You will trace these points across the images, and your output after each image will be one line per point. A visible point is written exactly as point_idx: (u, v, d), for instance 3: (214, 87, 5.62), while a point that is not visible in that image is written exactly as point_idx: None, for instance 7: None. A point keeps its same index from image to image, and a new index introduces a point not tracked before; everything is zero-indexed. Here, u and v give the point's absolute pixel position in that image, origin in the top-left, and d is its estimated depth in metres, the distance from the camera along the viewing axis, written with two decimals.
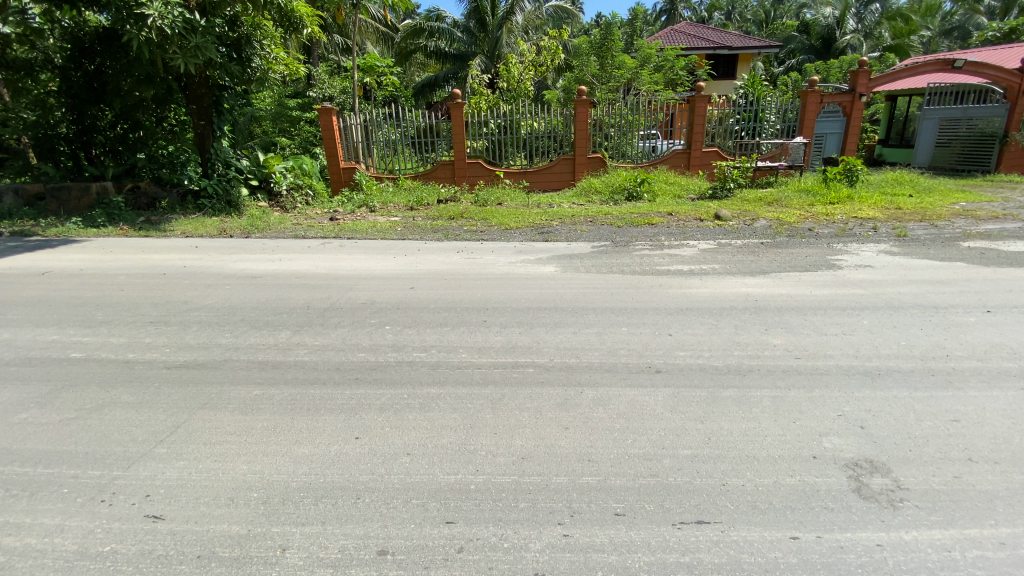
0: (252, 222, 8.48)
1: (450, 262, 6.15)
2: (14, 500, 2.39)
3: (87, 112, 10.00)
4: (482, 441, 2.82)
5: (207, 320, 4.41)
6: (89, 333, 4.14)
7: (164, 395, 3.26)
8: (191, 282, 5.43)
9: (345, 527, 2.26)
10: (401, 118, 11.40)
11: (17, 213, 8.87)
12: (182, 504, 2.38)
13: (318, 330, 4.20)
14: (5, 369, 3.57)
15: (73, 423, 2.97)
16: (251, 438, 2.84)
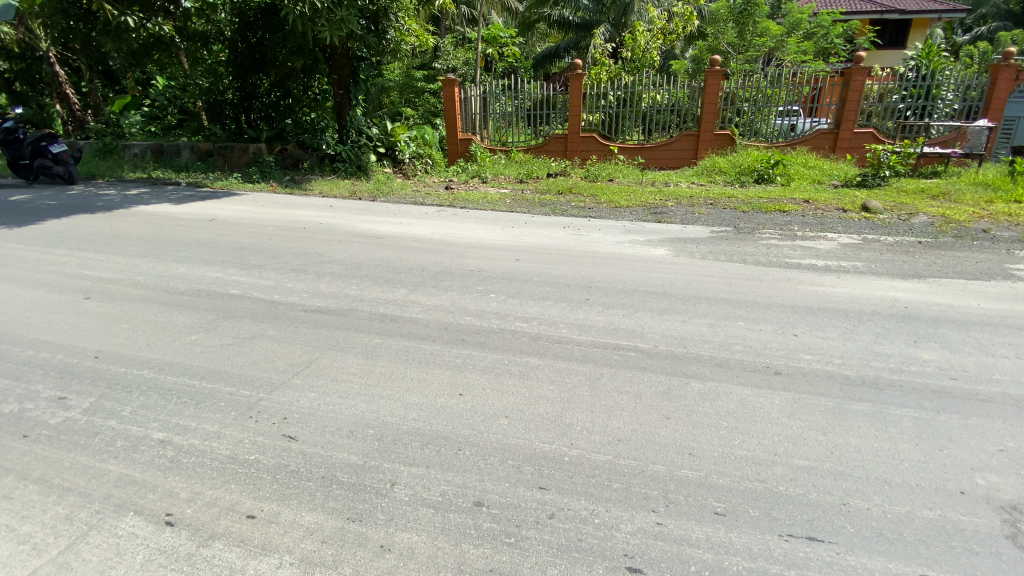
0: (378, 186, 9.16)
1: (556, 238, 6.13)
2: (186, 406, 2.89)
3: (249, 80, 11.34)
4: (579, 416, 2.82)
5: (337, 272, 4.88)
6: (244, 274, 4.80)
7: (299, 334, 3.70)
8: (325, 237, 6.03)
9: (446, 475, 2.41)
10: (519, 90, 11.42)
11: (193, 167, 10.45)
12: (312, 429, 2.71)
13: (431, 291, 4.46)
14: (183, 298, 4.28)
15: (229, 348, 3.49)
16: (369, 381, 3.13)
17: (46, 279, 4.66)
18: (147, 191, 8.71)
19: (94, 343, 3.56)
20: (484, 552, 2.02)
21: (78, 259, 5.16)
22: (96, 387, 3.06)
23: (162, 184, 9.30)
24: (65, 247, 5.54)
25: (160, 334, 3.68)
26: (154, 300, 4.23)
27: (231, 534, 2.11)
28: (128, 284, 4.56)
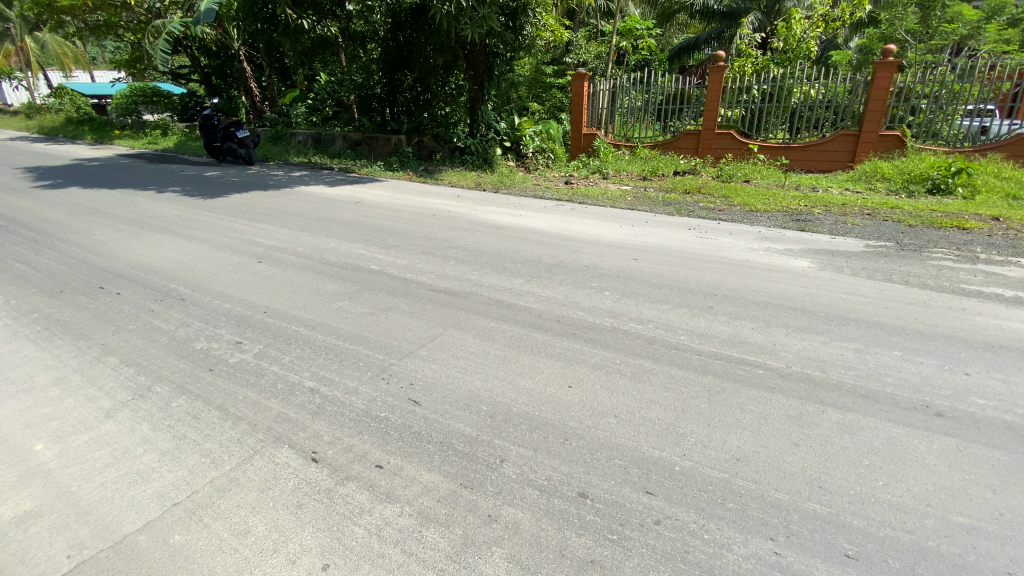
0: (502, 179, 9.51)
1: (679, 239, 5.88)
2: (331, 361, 3.31)
3: (395, 76, 12.37)
4: (694, 428, 2.70)
5: (462, 258, 5.17)
6: (381, 252, 5.31)
7: (426, 310, 4.02)
8: (452, 224, 6.43)
9: (554, 461, 2.47)
10: (651, 84, 11.04)
11: (344, 154, 11.76)
12: (433, 397, 2.94)
13: (546, 283, 4.55)
14: (332, 269, 4.86)
15: (367, 317, 3.91)
16: (486, 361, 3.31)
17: (230, 243, 5.58)
18: (307, 174, 10.00)
19: (264, 299, 4.20)
20: (586, 543, 2.05)
21: (253, 228, 6.10)
22: (264, 337, 3.62)
23: (319, 169, 10.60)
24: (244, 218, 6.57)
25: (313, 298, 4.23)
26: (310, 269, 4.87)
27: (362, 478, 2.39)
28: (290, 253, 5.29)
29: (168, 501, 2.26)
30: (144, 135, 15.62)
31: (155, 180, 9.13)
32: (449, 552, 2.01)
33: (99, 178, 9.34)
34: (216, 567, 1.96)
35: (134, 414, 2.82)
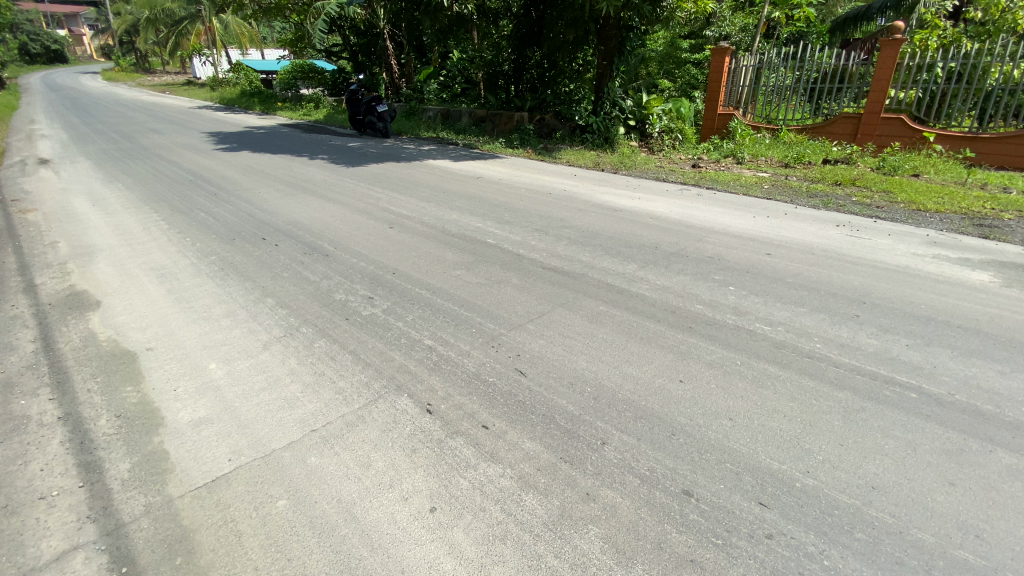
0: (623, 159, 9.20)
1: (822, 236, 5.26)
2: (447, 325, 3.52)
3: (524, 52, 12.43)
4: (821, 444, 2.45)
5: (575, 239, 5.14)
6: (498, 227, 5.47)
7: (537, 287, 4.08)
8: (568, 204, 6.40)
9: (658, 453, 2.41)
10: (804, 60, 9.83)
11: (469, 130, 12.20)
12: (539, 371, 3.00)
13: (663, 271, 4.36)
14: (452, 239, 5.13)
15: (481, 287, 4.08)
16: (593, 343, 3.29)
17: (365, 208, 6.13)
18: (434, 148, 10.56)
19: (392, 262, 4.57)
20: (687, 541, 1.98)
21: (385, 196, 6.64)
22: (391, 295, 3.95)
23: (445, 144, 11.14)
24: (378, 186, 7.16)
25: (433, 264, 4.51)
26: (433, 237, 5.19)
27: (469, 435, 2.53)
28: (416, 221, 5.68)
29: (307, 427, 2.60)
30: (300, 107, 17.58)
31: (308, 148, 10.28)
32: (546, 520, 2.07)
33: (264, 144, 10.74)
34: (342, 491, 2.23)
35: (284, 349, 3.27)
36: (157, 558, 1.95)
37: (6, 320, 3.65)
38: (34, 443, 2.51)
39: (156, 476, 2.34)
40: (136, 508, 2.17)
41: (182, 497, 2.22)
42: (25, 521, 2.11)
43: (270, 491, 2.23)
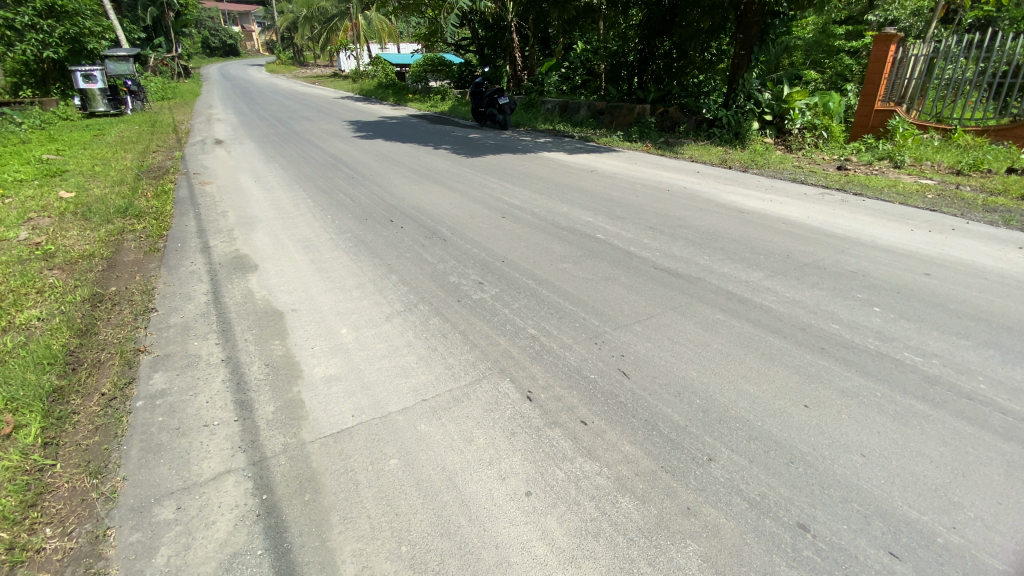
0: (754, 157, 8.50)
1: (1000, 258, 4.42)
2: (553, 316, 3.55)
3: (653, 42, 11.96)
4: (977, 501, 2.09)
5: (692, 240, 4.88)
6: (610, 222, 5.38)
7: (647, 287, 3.95)
8: (688, 202, 6.09)
9: (771, 479, 2.23)
10: (988, 48, 8.20)
11: (587, 123, 12.08)
12: (645, 374, 2.92)
13: (792, 283, 3.97)
14: (563, 232, 5.14)
15: (589, 282, 4.04)
16: (704, 353, 3.11)
17: (482, 197, 6.37)
18: (550, 140, 10.63)
19: (503, 250, 4.70)
20: None
21: (501, 186, 6.84)
22: (500, 282, 4.08)
23: (561, 136, 11.16)
24: (495, 176, 7.39)
25: (543, 256, 4.56)
26: (544, 229, 5.24)
27: (567, 428, 2.55)
28: (529, 212, 5.78)
29: (419, 396, 2.80)
30: (428, 99, 18.69)
31: (433, 137, 10.93)
32: (641, 526, 2.02)
33: (395, 132, 11.61)
34: (446, 460, 2.37)
35: (402, 323, 3.54)
36: (290, 491, 2.25)
37: (188, 274, 4.39)
38: (203, 379, 3.01)
39: (294, 420, 2.68)
40: (276, 445, 2.51)
41: (312, 442, 2.52)
42: (194, 441, 2.54)
43: (385, 449, 2.45)
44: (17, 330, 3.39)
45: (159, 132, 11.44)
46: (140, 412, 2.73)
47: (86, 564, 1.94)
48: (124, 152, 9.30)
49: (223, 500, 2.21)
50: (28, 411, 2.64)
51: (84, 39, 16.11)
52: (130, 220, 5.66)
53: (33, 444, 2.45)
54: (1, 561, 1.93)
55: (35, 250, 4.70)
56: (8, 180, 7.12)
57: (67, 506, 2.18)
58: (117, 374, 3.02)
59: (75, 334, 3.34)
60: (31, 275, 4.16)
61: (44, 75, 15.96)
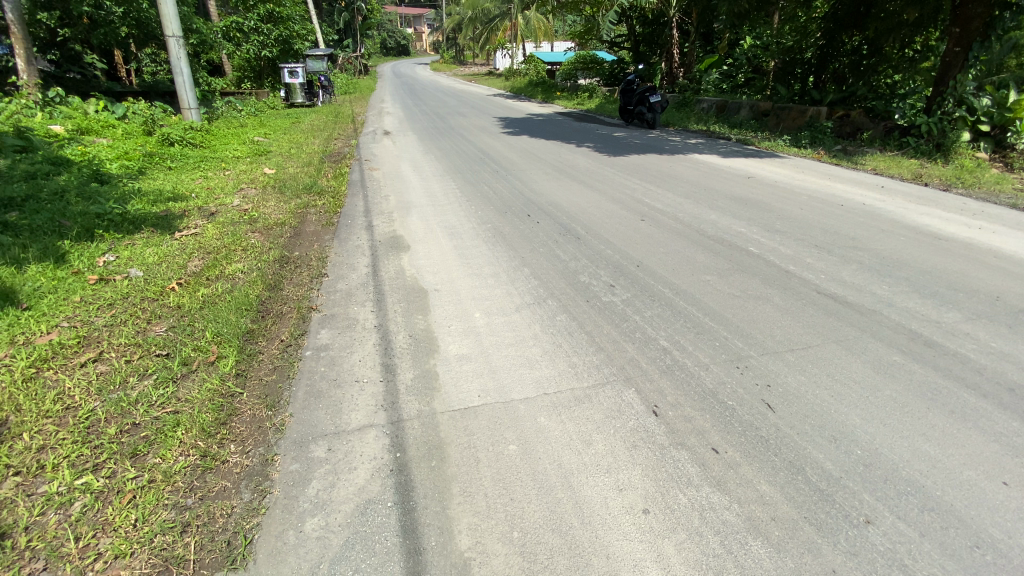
0: (960, 173, 7.08)
1: None
2: (690, 330, 3.34)
3: (839, 37, 10.57)
4: None
5: (868, 264, 4.23)
6: (765, 235, 4.90)
7: (805, 313, 3.52)
8: (865, 221, 5.28)
9: (947, 561, 1.85)
10: None
11: (747, 126, 11.11)
12: (794, 410, 2.61)
13: (1002, 331, 3.23)
14: (708, 241, 4.80)
15: (735, 299, 3.72)
16: (873, 399, 2.67)
17: (622, 198, 6.22)
18: (702, 142, 9.99)
19: (639, 254, 4.55)
20: None
21: (644, 188, 6.60)
22: (634, 287, 3.95)
23: (715, 138, 10.43)
24: (638, 177, 7.17)
25: (684, 264, 4.31)
26: (687, 236, 4.95)
27: (696, 451, 2.39)
28: (672, 217, 5.50)
29: (542, 389, 2.84)
30: (577, 97, 18.77)
31: (578, 135, 10.95)
32: None
33: (541, 129, 11.88)
34: (563, 457, 2.37)
35: (532, 315, 3.62)
36: (420, 455, 2.44)
37: (354, 247, 4.98)
38: (358, 340, 3.40)
39: (428, 390, 2.89)
40: (411, 410, 2.73)
41: (441, 414, 2.70)
42: (346, 394, 2.88)
43: (506, 435, 2.53)
44: (226, 279, 4.15)
45: (340, 122, 13.12)
46: (307, 361, 3.17)
47: (256, 482, 2.31)
48: (312, 138, 10.84)
49: (364, 450, 2.48)
50: (228, 345, 3.22)
51: (292, 40, 19.07)
52: (312, 196, 6.59)
53: (229, 372, 2.98)
54: (198, 464, 2.37)
55: (244, 215, 5.71)
56: (229, 156, 8.73)
57: (247, 430, 2.61)
58: (294, 326, 3.54)
59: (266, 288, 3.99)
60: (239, 236, 5.06)
61: (260, 71, 19.17)
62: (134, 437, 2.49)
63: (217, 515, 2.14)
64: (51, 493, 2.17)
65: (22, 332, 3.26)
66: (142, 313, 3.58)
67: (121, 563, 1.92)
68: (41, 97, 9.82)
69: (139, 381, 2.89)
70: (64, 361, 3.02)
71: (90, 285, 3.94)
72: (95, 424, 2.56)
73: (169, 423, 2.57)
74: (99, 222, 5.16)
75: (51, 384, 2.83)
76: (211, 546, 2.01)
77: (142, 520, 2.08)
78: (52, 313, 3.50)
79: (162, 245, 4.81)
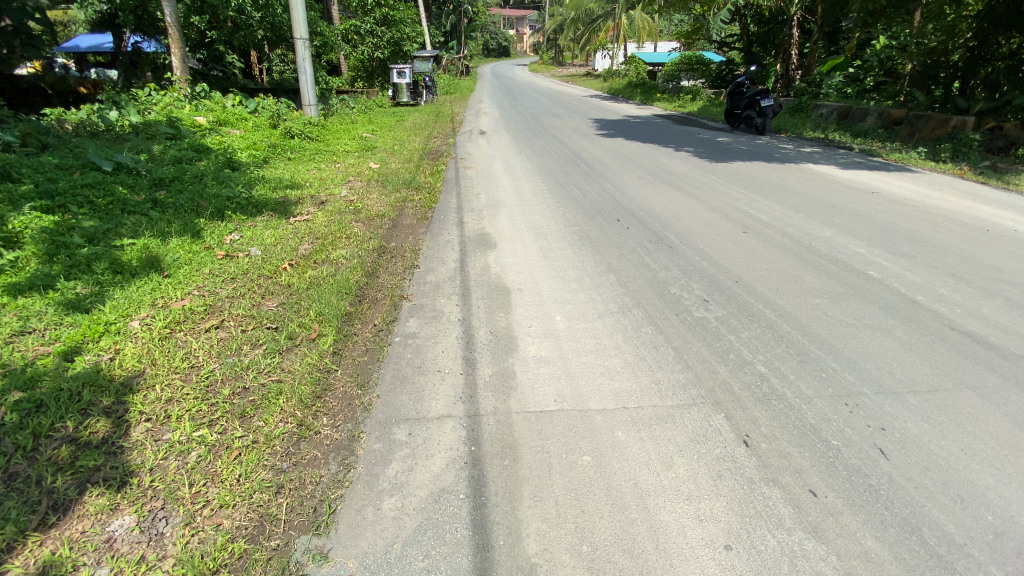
0: None
1: None
2: (790, 357, 3.07)
3: (996, 37, 9.19)
4: None
5: (1018, 301, 3.61)
6: (888, 258, 4.36)
7: (933, 350, 3.09)
8: (1018, 250, 4.52)
9: None
10: None
11: (872, 135, 10.00)
12: (911, 460, 2.30)
13: None
14: (820, 260, 4.37)
15: (847, 327, 3.36)
16: (1013, 459, 2.28)
17: (722, 207, 5.87)
18: (818, 151, 9.13)
19: (738, 269, 4.25)
20: None
21: (748, 198, 6.17)
22: (730, 304, 3.70)
23: (833, 147, 9.51)
24: (742, 186, 6.72)
25: (789, 284, 3.97)
26: (794, 253, 4.55)
27: (790, 491, 2.18)
28: (778, 231, 5.08)
29: (621, 402, 2.75)
30: (678, 99, 18.02)
31: (676, 139, 10.49)
32: None
33: (637, 132, 11.55)
34: (640, 477, 2.28)
35: (615, 323, 3.53)
36: (493, 452, 2.46)
37: (444, 242, 5.16)
38: (442, 331, 3.52)
39: (505, 388, 2.92)
40: (488, 406, 2.77)
41: (517, 414, 2.71)
42: (429, 382, 2.99)
43: (581, 444, 2.48)
44: (331, 264, 4.48)
45: (440, 121, 13.66)
46: (395, 346, 3.34)
47: (342, 455, 2.47)
48: (414, 136, 11.41)
49: (442, 439, 2.55)
50: (328, 325, 3.47)
51: (402, 42, 20.21)
52: (410, 191, 6.94)
53: (327, 350, 3.22)
54: (294, 431, 2.57)
55: (349, 205, 6.15)
56: (340, 150, 9.44)
57: (339, 405, 2.80)
58: (386, 312, 3.75)
59: (364, 274, 4.26)
60: (344, 224, 5.45)
61: (372, 71, 20.56)
62: (243, 400, 2.77)
63: (307, 481, 2.31)
64: (173, 441, 2.47)
65: (162, 297, 3.75)
66: (258, 288, 3.97)
67: (224, 512, 2.14)
68: (191, 92, 11.22)
69: (252, 349, 3.21)
70: (193, 325, 3.43)
71: (219, 260, 4.45)
72: (214, 383, 2.89)
73: (273, 391, 2.83)
74: (229, 204, 5.81)
75: (180, 344, 3.22)
76: (300, 510, 2.18)
77: (245, 476, 2.30)
78: (187, 282, 4.00)
79: (278, 228, 5.32)
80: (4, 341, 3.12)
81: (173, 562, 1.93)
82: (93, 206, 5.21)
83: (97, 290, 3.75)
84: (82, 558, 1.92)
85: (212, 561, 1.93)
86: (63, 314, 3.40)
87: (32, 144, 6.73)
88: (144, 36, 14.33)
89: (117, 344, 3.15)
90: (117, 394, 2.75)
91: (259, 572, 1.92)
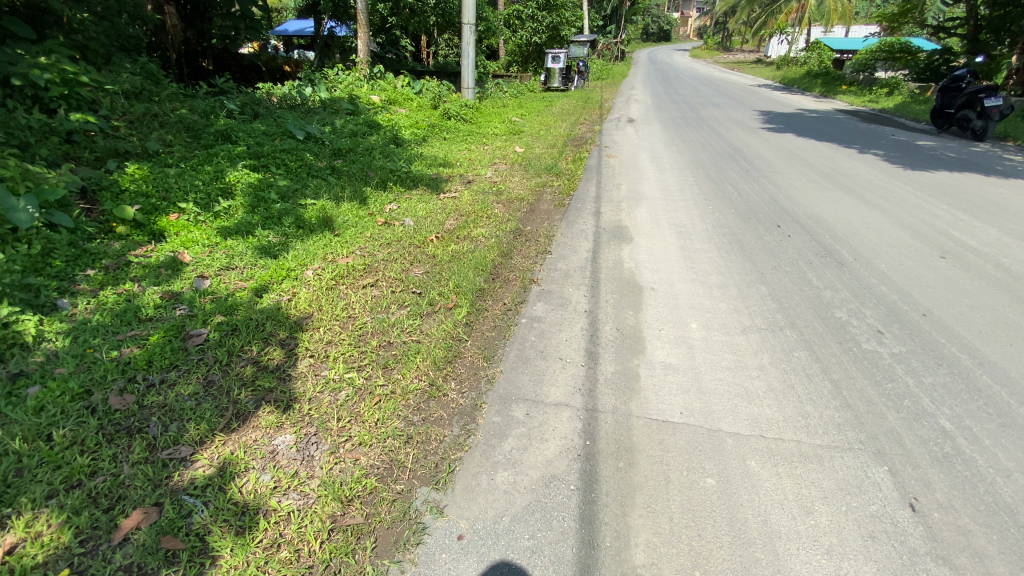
0: None
1: None
2: (987, 417, 2.51)
3: None
4: None
5: None
6: None
7: None
8: None
9: None
10: None
11: None
12: None
13: None
14: None
15: None
16: None
17: (914, 224, 4.95)
18: None
19: (927, 300, 3.57)
20: None
21: (950, 216, 5.13)
22: (909, 340, 3.13)
23: None
24: (944, 201, 5.59)
25: (997, 328, 3.23)
26: (1009, 290, 3.69)
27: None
28: (989, 261, 4.15)
29: (758, 428, 2.51)
30: (868, 94, 15.53)
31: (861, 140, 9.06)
32: None
33: (811, 129, 10.19)
34: (770, 515, 2.06)
35: (759, 341, 3.20)
36: (609, 450, 2.42)
37: (579, 231, 5.13)
38: (569, 320, 3.52)
39: (628, 389, 2.83)
40: (607, 404, 2.72)
41: (637, 417, 2.62)
42: (552, 369, 3.02)
43: (705, 464, 2.31)
44: (471, 240, 4.74)
45: (588, 108, 13.48)
46: (522, 327, 3.43)
47: (465, 421, 2.62)
48: (561, 121, 11.44)
49: (558, 426, 2.57)
50: (463, 297, 3.68)
51: (561, 26, 20.21)
52: (551, 176, 7.00)
53: (461, 320, 3.43)
54: (425, 390, 2.79)
55: (493, 186, 6.41)
56: (490, 133, 9.85)
57: (466, 373, 2.97)
58: (516, 293, 3.85)
59: (500, 254, 4.42)
60: (487, 204, 5.70)
61: (528, 56, 21.01)
62: (387, 353, 3.08)
63: (432, 438, 2.50)
64: (329, 378, 2.84)
65: (332, 253, 4.29)
66: (408, 256, 4.34)
67: (362, 450, 2.41)
68: (369, 72, 12.53)
69: (398, 309, 3.53)
70: (353, 281, 3.88)
71: (378, 225, 4.97)
72: (365, 334, 3.24)
73: (413, 349, 3.10)
74: (391, 176, 6.43)
75: (342, 296, 3.66)
76: (424, 462, 2.37)
77: (382, 421, 2.56)
78: (352, 242, 4.52)
79: (430, 202, 5.75)
80: (215, 274, 3.84)
81: (319, 482, 2.23)
82: (287, 168, 6.13)
83: (284, 240, 4.43)
84: (253, 462, 2.31)
85: (349, 489, 2.19)
86: (258, 257, 4.08)
87: (248, 112, 8.06)
88: (338, 21, 16.28)
89: (295, 287, 3.70)
90: (291, 329, 3.23)
91: (385, 509, 2.13)
